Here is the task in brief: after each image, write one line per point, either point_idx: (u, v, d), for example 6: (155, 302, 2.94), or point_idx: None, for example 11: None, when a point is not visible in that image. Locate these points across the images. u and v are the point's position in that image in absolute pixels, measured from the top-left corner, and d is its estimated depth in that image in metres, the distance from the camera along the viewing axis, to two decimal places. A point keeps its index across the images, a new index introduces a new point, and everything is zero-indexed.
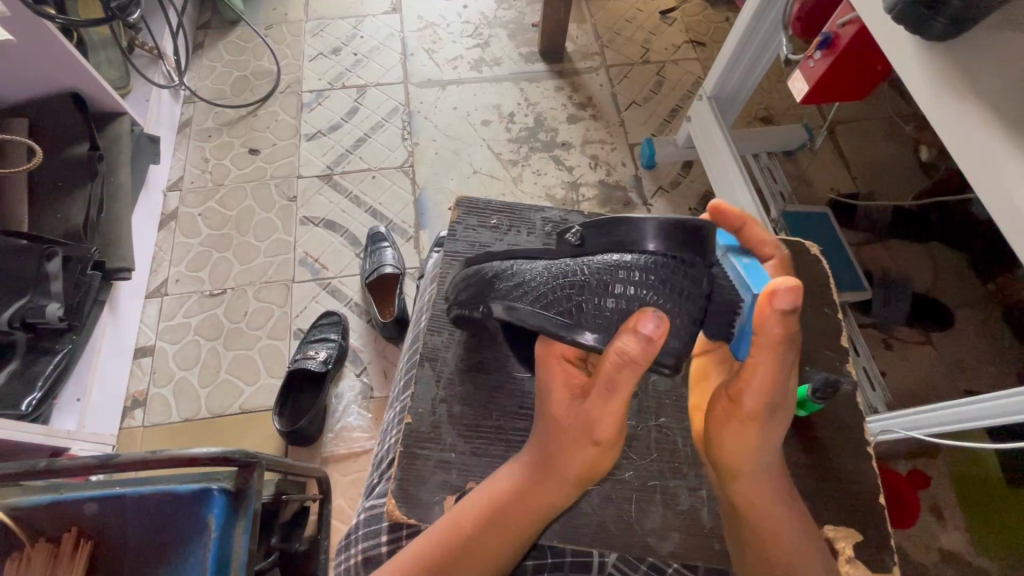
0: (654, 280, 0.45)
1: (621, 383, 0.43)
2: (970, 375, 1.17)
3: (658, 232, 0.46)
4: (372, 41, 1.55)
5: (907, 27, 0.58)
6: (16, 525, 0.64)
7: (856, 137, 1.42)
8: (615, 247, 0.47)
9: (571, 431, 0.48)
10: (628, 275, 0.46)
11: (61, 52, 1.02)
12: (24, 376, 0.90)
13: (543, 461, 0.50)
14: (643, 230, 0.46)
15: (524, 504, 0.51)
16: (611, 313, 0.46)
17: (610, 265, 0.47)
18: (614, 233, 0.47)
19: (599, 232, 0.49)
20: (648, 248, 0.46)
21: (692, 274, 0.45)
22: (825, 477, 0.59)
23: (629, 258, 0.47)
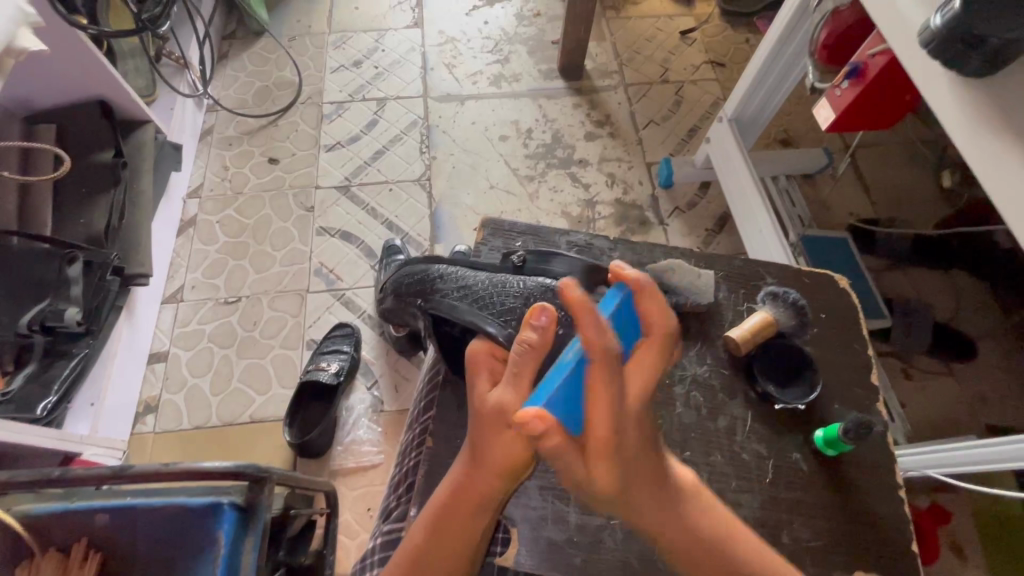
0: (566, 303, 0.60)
1: (527, 368, 0.45)
2: (994, 410, 1.14)
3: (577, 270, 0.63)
4: (393, 54, 1.57)
5: (944, 61, 0.58)
6: (27, 533, 0.63)
7: (877, 162, 1.40)
8: (549, 275, 0.63)
9: (498, 424, 0.46)
10: (555, 296, 0.61)
11: (91, 61, 1.04)
12: (41, 380, 0.91)
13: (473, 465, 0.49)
14: (572, 266, 0.64)
15: (462, 506, 0.49)
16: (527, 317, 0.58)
17: (544, 287, 0.62)
18: (549, 266, 0.64)
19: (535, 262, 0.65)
20: (572, 281, 0.63)
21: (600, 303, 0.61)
22: (856, 520, 0.57)
23: (557, 284, 0.62)
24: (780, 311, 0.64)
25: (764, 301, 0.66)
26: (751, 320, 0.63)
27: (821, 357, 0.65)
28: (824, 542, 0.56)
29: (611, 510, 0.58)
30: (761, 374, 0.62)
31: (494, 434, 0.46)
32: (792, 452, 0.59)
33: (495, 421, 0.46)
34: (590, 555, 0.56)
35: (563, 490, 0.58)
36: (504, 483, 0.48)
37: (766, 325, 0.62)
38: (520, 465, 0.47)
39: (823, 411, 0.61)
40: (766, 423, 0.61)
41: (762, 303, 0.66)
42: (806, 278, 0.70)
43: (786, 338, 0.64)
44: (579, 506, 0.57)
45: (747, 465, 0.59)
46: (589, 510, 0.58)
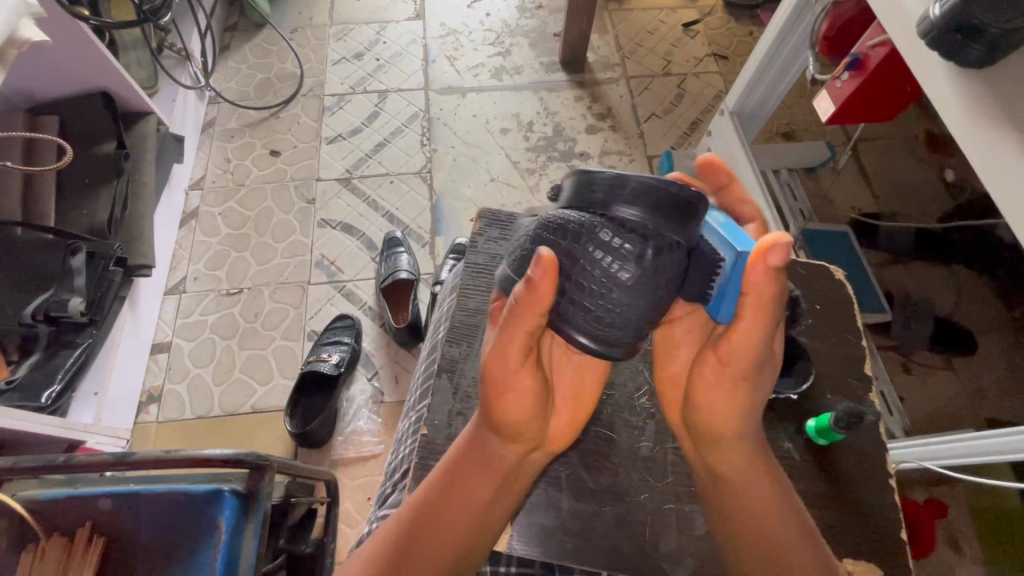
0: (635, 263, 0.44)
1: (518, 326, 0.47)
2: (993, 404, 1.14)
3: (638, 214, 0.44)
4: (394, 46, 1.56)
5: (941, 52, 0.58)
6: (32, 517, 0.65)
7: (879, 156, 1.40)
8: (588, 206, 0.46)
9: (501, 410, 0.51)
10: (596, 240, 0.45)
11: (94, 53, 1.05)
12: (45, 368, 0.92)
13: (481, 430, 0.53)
14: (622, 193, 0.44)
15: (474, 462, 0.53)
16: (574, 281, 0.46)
17: (583, 225, 0.46)
18: (608, 210, 0.45)
19: (584, 203, 0.46)
20: (624, 213, 0.45)
21: (658, 243, 0.44)
22: (848, 508, 0.58)
23: (602, 219, 0.45)
24: None
25: None
26: None
27: (817, 348, 0.65)
28: (814, 530, 0.56)
29: (604, 496, 0.58)
30: None
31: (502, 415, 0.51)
32: (785, 441, 0.60)
33: (497, 402, 0.51)
34: (585, 542, 0.57)
35: (558, 478, 0.59)
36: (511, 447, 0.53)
37: None
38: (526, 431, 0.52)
39: (817, 401, 0.62)
40: (759, 413, 0.61)
41: None
42: (803, 270, 0.70)
43: (782, 331, 0.64)
44: (573, 494, 0.58)
45: None
46: (583, 497, 0.58)
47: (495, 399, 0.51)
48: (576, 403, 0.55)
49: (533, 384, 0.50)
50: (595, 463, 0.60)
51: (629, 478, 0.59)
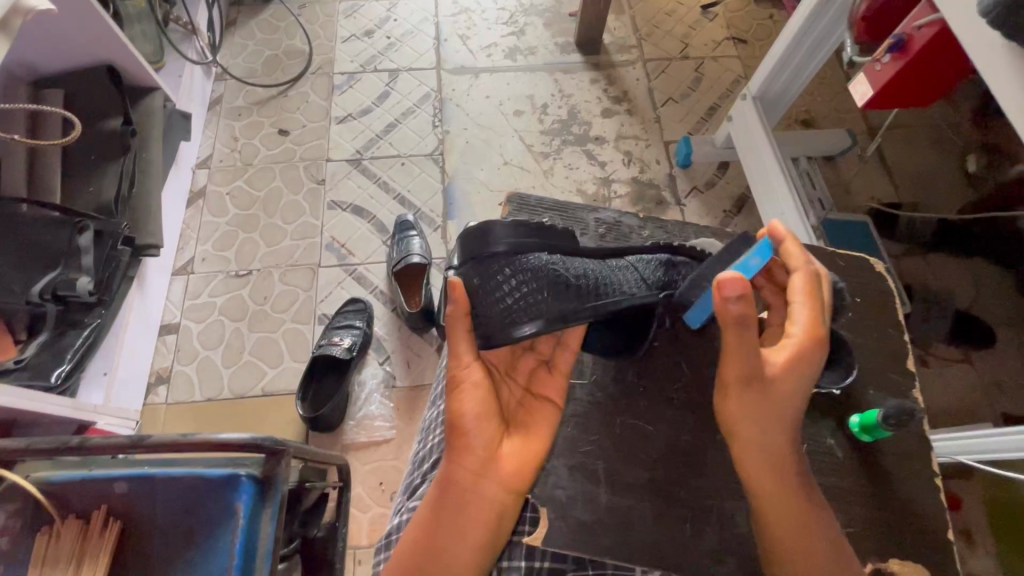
0: (524, 269, 0.53)
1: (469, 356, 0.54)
2: (1011, 399, 1.13)
3: (507, 233, 0.53)
4: (405, 24, 1.52)
5: (1002, 32, 0.55)
6: (47, 499, 0.64)
7: (902, 145, 1.37)
8: (479, 258, 0.54)
9: (462, 447, 0.51)
10: (504, 280, 0.53)
11: (99, 25, 1.01)
12: (54, 348, 0.90)
13: (445, 476, 0.51)
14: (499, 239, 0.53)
15: (457, 491, 0.51)
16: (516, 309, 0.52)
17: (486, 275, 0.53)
18: (490, 245, 0.53)
19: (470, 247, 0.54)
20: (501, 249, 0.53)
21: (544, 260, 0.54)
22: (888, 503, 0.57)
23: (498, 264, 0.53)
24: (820, 293, 0.61)
25: None
26: (791, 304, 0.59)
27: (855, 342, 0.63)
28: (857, 527, 0.55)
29: (640, 490, 0.57)
30: None
31: (460, 454, 0.51)
32: (826, 436, 0.59)
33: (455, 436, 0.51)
34: (620, 536, 0.55)
35: (593, 469, 0.58)
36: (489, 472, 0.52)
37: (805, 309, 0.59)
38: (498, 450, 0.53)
39: (857, 396, 0.61)
40: None
41: None
42: (839, 261, 0.68)
43: (823, 322, 0.61)
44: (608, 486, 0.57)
45: None
46: (619, 490, 0.57)
47: (456, 439, 0.51)
48: (527, 440, 0.54)
49: (485, 407, 0.53)
50: (631, 456, 0.59)
51: (666, 471, 0.58)
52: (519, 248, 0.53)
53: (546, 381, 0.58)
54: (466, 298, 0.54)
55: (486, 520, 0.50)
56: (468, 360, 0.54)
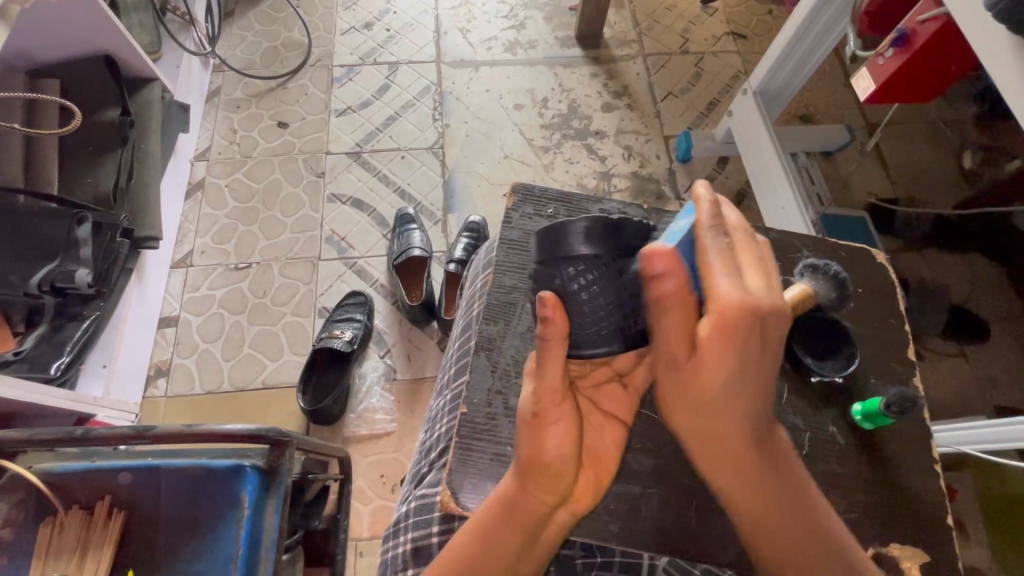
0: (610, 279, 0.44)
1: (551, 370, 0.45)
2: (1004, 392, 1.15)
3: (594, 234, 0.42)
4: (405, 17, 1.52)
5: (1006, 25, 0.55)
6: (50, 490, 0.63)
7: (899, 141, 1.38)
8: (555, 257, 0.43)
9: (549, 481, 0.46)
10: (577, 284, 0.44)
11: (95, 14, 1.00)
12: (52, 341, 0.90)
13: (517, 500, 0.47)
14: (584, 236, 0.42)
15: (516, 525, 0.47)
16: (590, 329, 0.45)
17: (555, 277, 0.44)
18: (570, 241, 0.43)
19: (545, 247, 0.44)
20: (581, 251, 0.43)
21: (630, 268, 0.44)
22: (890, 491, 0.57)
23: (571, 267, 0.43)
24: (820, 285, 0.62)
25: (802, 274, 0.64)
26: (790, 292, 0.59)
27: (858, 331, 0.64)
28: (860, 513, 0.56)
29: (647, 478, 0.58)
30: (798, 347, 0.61)
31: (545, 484, 0.46)
32: (829, 425, 0.59)
33: (534, 465, 0.46)
34: (626, 523, 0.56)
35: None
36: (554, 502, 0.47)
37: (805, 296, 0.59)
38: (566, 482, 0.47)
39: (861, 385, 0.61)
40: (802, 396, 0.60)
41: (801, 275, 0.64)
42: (842, 252, 0.69)
43: (823, 313, 0.63)
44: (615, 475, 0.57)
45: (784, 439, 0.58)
46: (626, 479, 0.57)
47: (540, 468, 0.46)
48: (598, 466, 0.50)
49: (570, 434, 0.46)
50: (638, 445, 0.59)
51: (672, 460, 0.58)
52: (607, 254, 0.43)
53: (608, 396, 0.51)
54: (565, 317, 0.44)
55: (542, 542, 0.48)
56: (557, 390, 0.45)
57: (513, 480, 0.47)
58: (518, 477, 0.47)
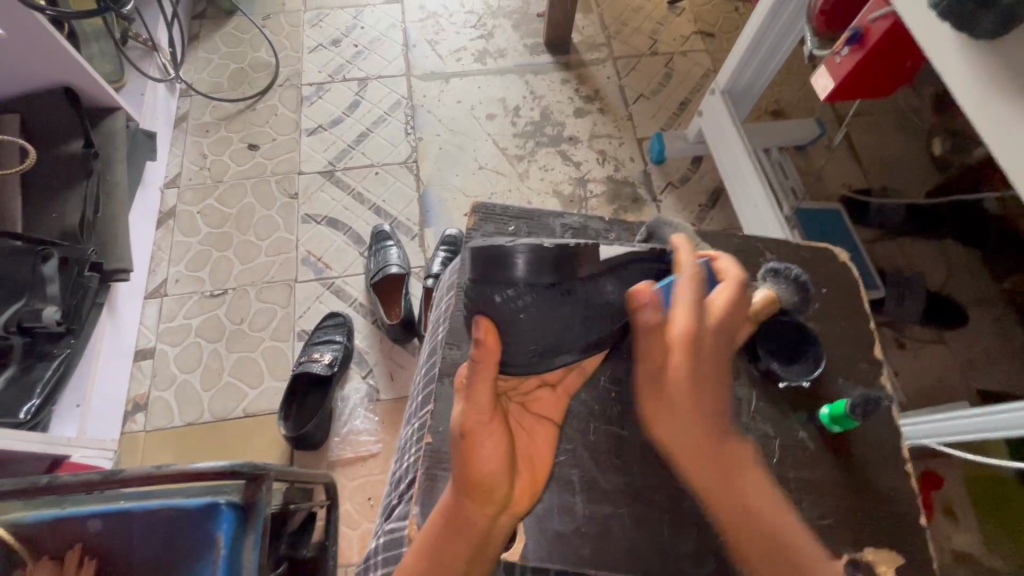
0: (545, 299, 0.44)
1: (479, 382, 0.46)
2: (984, 375, 1.16)
3: (535, 263, 0.43)
4: (372, 31, 1.51)
5: (951, 23, 0.56)
6: (18, 542, 0.61)
7: (869, 132, 1.39)
8: (490, 279, 0.43)
9: (486, 493, 0.45)
10: (514, 306, 0.44)
11: (51, 47, 0.99)
12: (22, 383, 0.87)
13: (456, 517, 0.46)
14: (520, 261, 0.42)
15: (455, 542, 0.46)
16: (526, 346, 0.46)
17: (493, 298, 0.43)
18: (506, 266, 0.43)
19: (485, 270, 0.43)
20: (519, 276, 0.43)
21: (564, 289, 0.45)
22: (864, 494, 0.58)
23: (508, 289, 0.43)
24: (783, 289, 0.62)
25: (764, 278, 0.64)
26: (756, 297, 0.60)
27: (825, 333, 0.65)
28: (833, 519, 0.56)
29: (620, 497, 0.59)
30: (763, 352, 0.62)
31: (482, 496, 0.45)
32: (799, 430, 0.60)
33: (470, 484, 0.45)
34: (599, 545, 0.57)
35: (570, 480, 0.59)
36: (489, 518, 0.46)
37: (770, 302, 0.60)
38: (498, 494, 0.46)
39: (828, 387, 0.62)
40: (771, 401, 0.61)
41: (764, 280, 0.64)
42: (806, 254, 0.70)
43: (787, 315, 0.63)
44: (586, 496, 0.58)
45: (754, 447, 0.59)
46: (597, 497, 0.58)
47: (478, 485, 0.45)
48: (533, 470, 0.49)
49: (500, 448, 0.46)
50: (609, 461, 0.60)
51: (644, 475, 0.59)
52: (544, 280, 0.44)
53: (541, 399, 0.52)
54: (498, 341, 0.45)
55: (488, 556, 0.47)
56: (487, 409, 0.45)
57: (450, 492, 0.46)
58: (454, 493, 0.46)
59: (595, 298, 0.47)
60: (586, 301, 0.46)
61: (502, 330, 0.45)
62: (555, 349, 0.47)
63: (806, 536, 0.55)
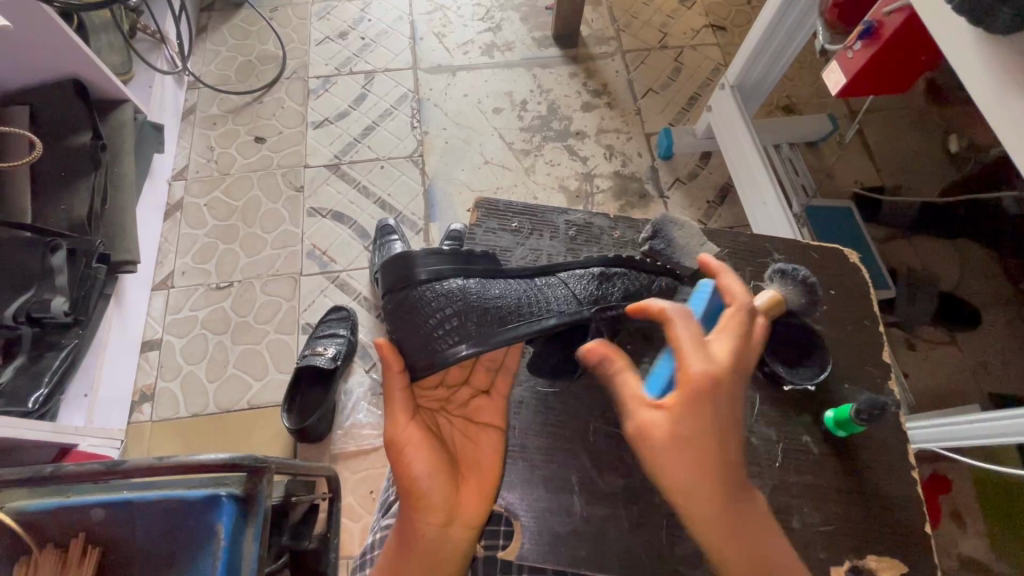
0: (451, 292, 0.53)
1: (395, 396, 0.52)
2: (997, 378, 1.14)
3: (430, 261, 0.54)
4: (380, 24, 1.50)
5: (967, 17, 0.54)
6: (23, 529, 0.62)
7: (884, 129, 1.36)
8: (400, 285, 0.53)
9: (423, 502, 0.50)
10: (424, 300, 0.53)
11: (60, 38, 0.99)
12: (30, 372, 0.89)
13: (404, 533, 0.49)
14: (420, 265, 0.54)
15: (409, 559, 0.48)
16: (439, 337, 0.52)
17: (405, 299, 0.53)
18: (410, 268, 0.54)
19: (393, 276, 0.54)
20: (422, 274, 0.53)
21: (467, 285, 0.55)
22: (868, 499, 0.57)
23: (414, 288, 0.53)
24: (789, 290, 0.62)
25: (771, 279, 0.64)
26: (762, 298, 0.59)
27: (830, 336, 0.64)
28: (834, 526, 0.56)
29: (617, 497, 0.59)
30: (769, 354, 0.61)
31: (423, 505, 0.50)
32: (802, 433, 0.59)
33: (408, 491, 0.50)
34: (597, 544, 0.57)
35: (567, 479, 0.59)
36: (437, 524, 0.50)
37: (777, 304, 0.59)
38: (435, 496, 0.50)
39: (833, 392, 0.61)
40: (775, 404, 0.60)
41: (770, 281, 0.64)
42: (814, 253, 0.70)
43: (795, 318, 0.62)
44: (584, 496, 0.59)
45: (756, 449, 0.58)
46: (594, 497, 0.59)
47: (414, 492, 0.50)
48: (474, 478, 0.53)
49: (429, 451, 0.51)
50: (608, 463, 0.60)
51: (642, 478, 0.60)
52: (441, 276, 0.54)
53: (481, 407, 0.58)
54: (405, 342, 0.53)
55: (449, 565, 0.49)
56: (405, 414, 0.52)
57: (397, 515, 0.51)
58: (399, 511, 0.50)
59: (500, 293, 0.56)
60: (489, 295, 0.55)
61: (415, 327, 0.52)
62: (471, 336, 0.52)
63: (804, 541, 0.55)
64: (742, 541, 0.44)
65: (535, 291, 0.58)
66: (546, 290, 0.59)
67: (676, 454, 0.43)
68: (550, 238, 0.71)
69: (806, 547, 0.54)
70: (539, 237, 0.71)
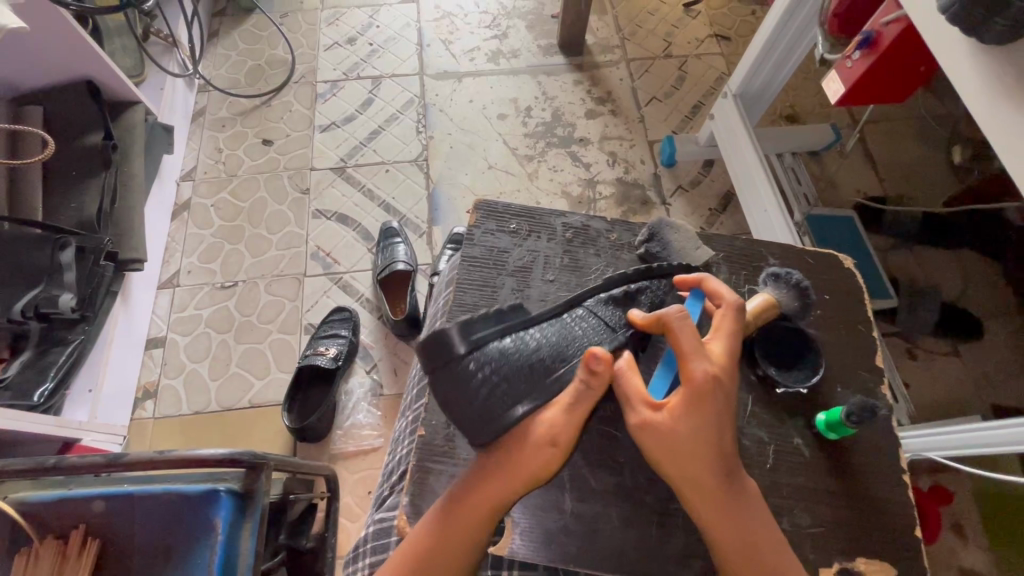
0: (498, 358, 0.47)
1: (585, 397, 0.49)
2: (1000, 390, 1.13)
3: (462, 332, 0.46)
4: (387, 31, 1.52)
5: (960, 28, 0.55)
6: (25, 520, 0.63)
7: (886, 139, 1.37)
8: (438, 365, 0.46)
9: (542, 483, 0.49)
10: (475, 375, 0.46)
11: (75, 40, 1.01)
12: (36, 367, 0.90)
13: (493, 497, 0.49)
14: (455, 337, 0.45)
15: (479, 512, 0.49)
16: (501, 407, 0.48)
17: (451, 378, 0.46)
18: (447, 344, 0.45)
19: (427, 355, 0.46)
20: (461, 349, 0.46)
21: (511, 344, 0.49)
22: (857, 504, 0.57)
23: (460, 365, 0.45)
24: (782, 293, 0.62)
25: (765, 283, 0.64)
26: (754, 301, 0.61)
27: (825, 341, 0.65)
28: (826, 527, 0.56)
29: (608, 496, 0.59)
30: (762, 357, 0.61)
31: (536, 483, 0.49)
32: (794, 436, 0.59)
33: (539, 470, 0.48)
34: (588, 542, 0.57)
35: (559, 477, 0.60)
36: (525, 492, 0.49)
37: (768, 306, 0.61)
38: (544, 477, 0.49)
39: (826, 396, 0.62)
40: (768, 407, 0.61)
41: (763, 285, 0.64)
42: (810, 258, 0.70)
43: (787, 321, 0.63)
44: (575, 494, 0.59)
45: (748, 451, 0.58)
46: (585, 496, 0.59)
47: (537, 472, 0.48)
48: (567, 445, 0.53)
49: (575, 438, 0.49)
50: (600, 461, 0.60)
51: (634, 477, 0.60)
52: (482, 343, 0.47)
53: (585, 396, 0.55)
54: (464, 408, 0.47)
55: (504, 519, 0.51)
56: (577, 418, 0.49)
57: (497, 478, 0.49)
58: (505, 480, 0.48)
59: (543, 343, 0.52)
60: (536, 350, 0.51)
61: (469, 400, 0.46)
62: (535, 397, 0.49)
63: (795, 542, 0.55)
64: (732, 521, 0.48)
65: (567, 326, 0.55)
66: (576, 321, 0.56)
67: (671, 448, 0.48)
68: (547, 240, 0.72)
69: (796, 548, 0.55)
70: (536, 239, 0.72)
